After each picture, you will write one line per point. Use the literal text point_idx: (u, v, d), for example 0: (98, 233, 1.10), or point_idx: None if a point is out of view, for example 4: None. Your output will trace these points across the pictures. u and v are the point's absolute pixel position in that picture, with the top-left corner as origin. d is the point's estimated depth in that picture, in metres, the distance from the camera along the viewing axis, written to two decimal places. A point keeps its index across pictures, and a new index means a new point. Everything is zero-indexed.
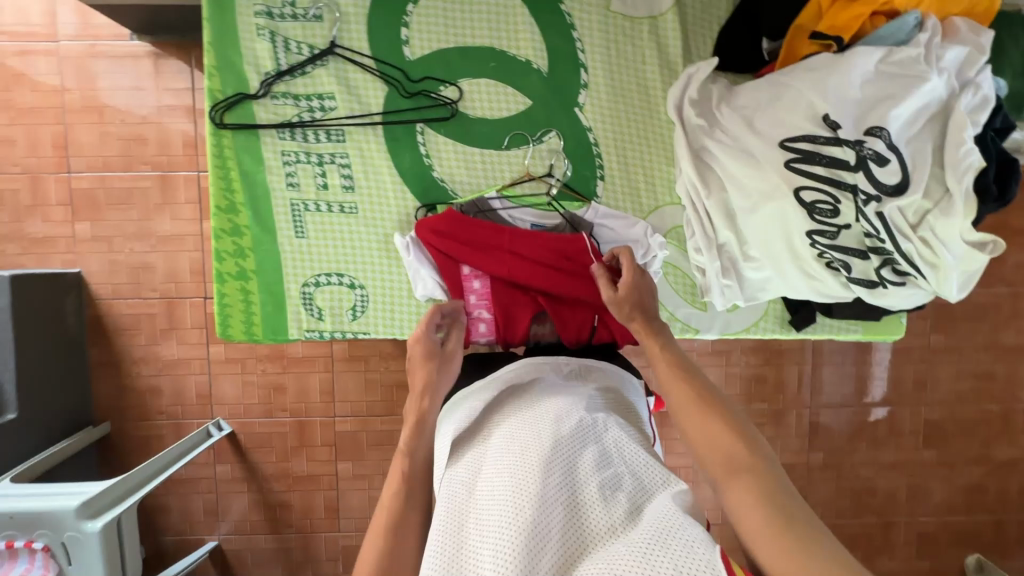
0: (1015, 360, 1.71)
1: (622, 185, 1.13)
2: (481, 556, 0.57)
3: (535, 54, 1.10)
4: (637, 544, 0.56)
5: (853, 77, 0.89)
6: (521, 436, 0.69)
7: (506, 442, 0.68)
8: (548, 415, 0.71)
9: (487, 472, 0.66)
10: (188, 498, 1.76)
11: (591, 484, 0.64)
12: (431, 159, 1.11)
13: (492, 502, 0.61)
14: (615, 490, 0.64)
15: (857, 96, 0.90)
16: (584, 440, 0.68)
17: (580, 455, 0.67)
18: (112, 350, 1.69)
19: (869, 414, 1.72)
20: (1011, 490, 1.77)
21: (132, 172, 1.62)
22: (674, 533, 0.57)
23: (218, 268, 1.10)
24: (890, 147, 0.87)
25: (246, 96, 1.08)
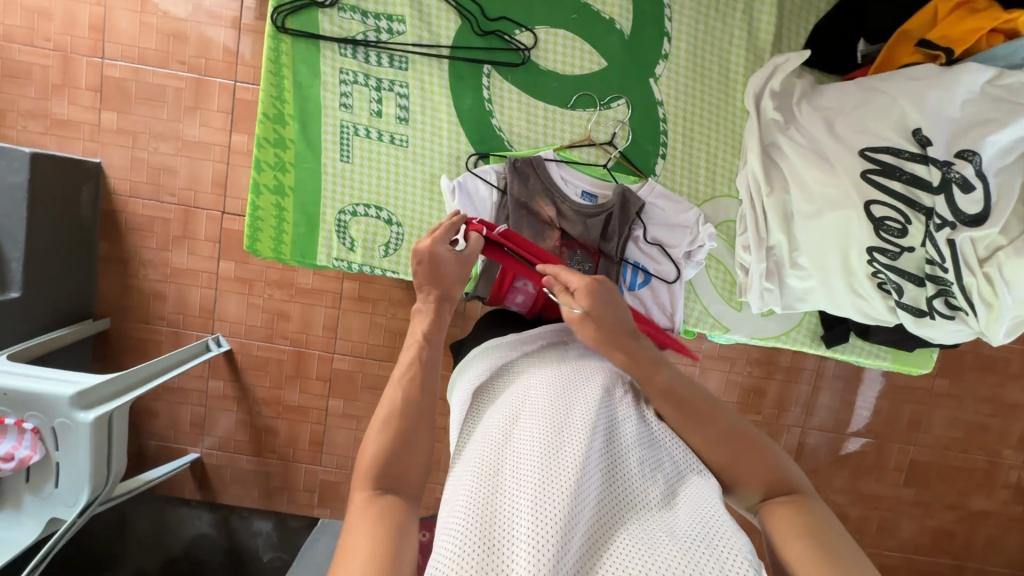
0: (1013, 416, 1.71)
1: (682, 168, 1.09)
2: (518, 510, 0.56)
3: (620, 13, 1.04)
4: (679, 531, 0.56)
5: (955, 93, 0.85)
6: (567, 401, 0.68)
7: (551, 400, 0.68)
8: (593, 390, 0.70)
9: (529, 423, 0.65)
10: (177, 407, 1.76)
11: (634, 461, 0.64)
12: (493, 105, 1.07)
13: (535, 453, 0.61)
14: (655, 473, 0.64)
15: (954, 115, 0.86)
16: (628, 418, 0.69)
17: (624, 430, 0.67)
18: (122, 247, 1.66)
19: (860, 444, 1.73)
20: (978, 540, 1.80)
21: (167, 70, 1.56)
22: (719, 524, 0.57)
23: (255, 178, 1.06)
24: (978, 174, 0.83)
25: (312, 2, 1.02)
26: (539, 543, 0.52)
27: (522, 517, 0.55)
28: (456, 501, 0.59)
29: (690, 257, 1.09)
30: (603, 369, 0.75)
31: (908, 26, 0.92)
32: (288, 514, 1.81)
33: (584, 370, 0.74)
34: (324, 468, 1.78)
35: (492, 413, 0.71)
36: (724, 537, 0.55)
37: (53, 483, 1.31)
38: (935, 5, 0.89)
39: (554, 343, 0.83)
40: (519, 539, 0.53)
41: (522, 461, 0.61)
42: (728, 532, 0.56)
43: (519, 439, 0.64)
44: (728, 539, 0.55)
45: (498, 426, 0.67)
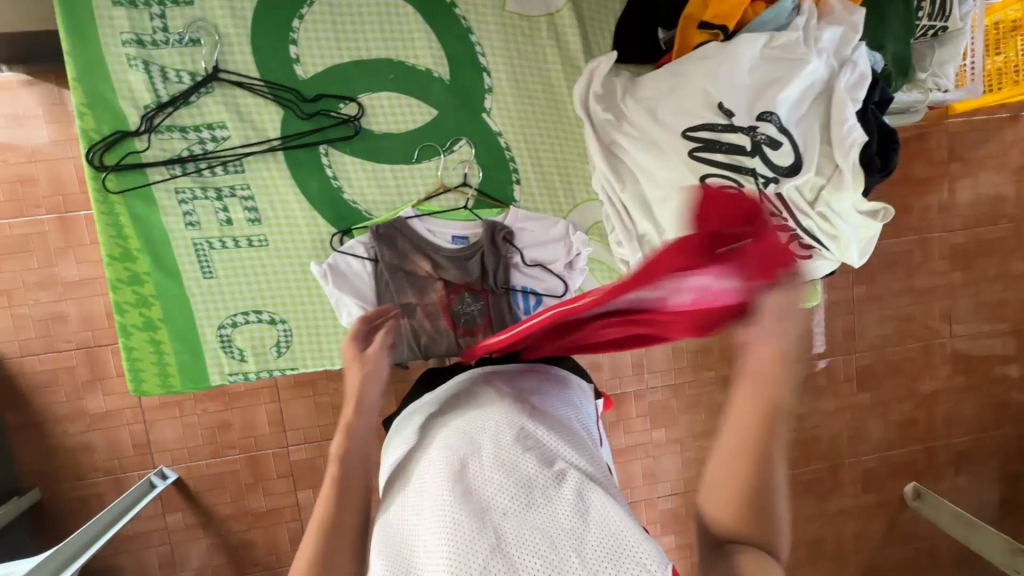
0: (931, 300, 1.78)
1: (538, 186, 1.13)
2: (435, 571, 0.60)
3: (434, 62, 1.07)
4: (588, 555, 0.59)
5: (740, 63, 0.92)
6: (475, 440, 0.72)
7: (452, 457, 0.71)
8: (496, 425, 0.74)
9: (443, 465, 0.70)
10: (141, 554, 1.66)
11: (540, 481, 0.66)
12: (340, 180, 1.07)
13: (440, 514, 0.64)
14: (560, 480, 0.67)
15: (747, 81, 0.93)
16: (529, 441, 0.71)
17: (523, 454, 0.69)
18: (31, 411, 1.56)
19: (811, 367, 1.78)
20: (939, 419, 1.86)
21: (25, 217, 1.47)
22: (624, 537, 0.61)
23: (120, 321, 1.02)
24: (781, 131, 0.92)
25: (126, 133, 1.00)
26: None
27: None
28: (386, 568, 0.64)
29: (572, 266, 1.12)
30: (502, 408, 0.78)
31: (688, 10, 0.98)
32: None
33: (481, 418, 0.76)
34: None
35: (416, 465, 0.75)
36: (626, 553, 0.59)
37: None
38: None
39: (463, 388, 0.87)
40: None
41: (430, 527, 0.64)
42: (633, 546, 0.60)
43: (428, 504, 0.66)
44: (630, 550, 0.59)
45: (404, 501, 0.70)
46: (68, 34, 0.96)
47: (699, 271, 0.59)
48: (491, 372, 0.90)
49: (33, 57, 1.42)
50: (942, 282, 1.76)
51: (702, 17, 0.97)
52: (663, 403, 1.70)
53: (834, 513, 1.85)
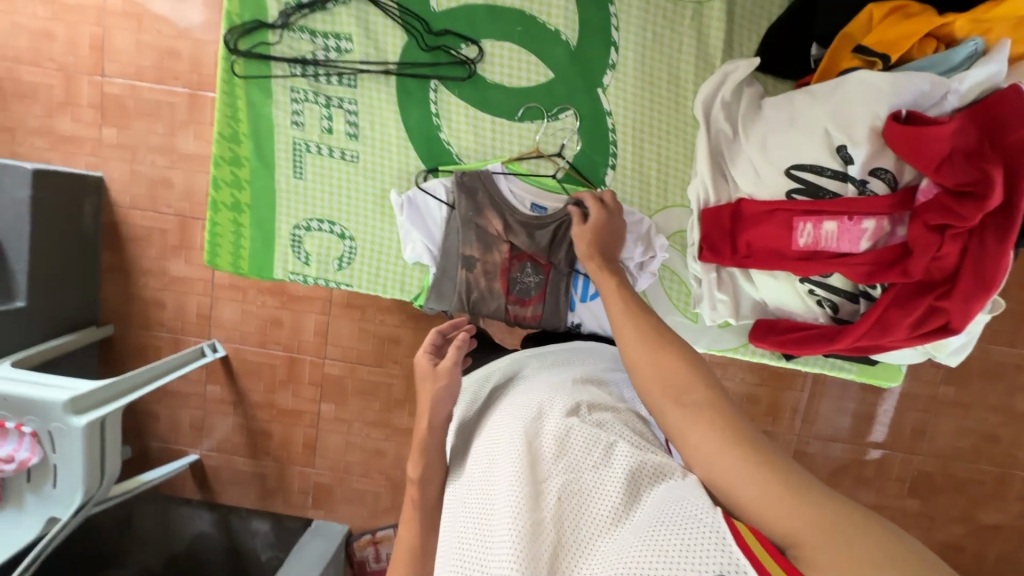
0: None
1: (632, 177, 1.08)
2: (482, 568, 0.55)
3: (566, 24, 1.03)
4: (642, 531, 0.51)
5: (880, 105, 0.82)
6: (508, 422, 0.67)
7: (492, 446, 0.67)
8: (531, 406, 0.69)
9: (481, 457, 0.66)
10: (177, 410, 1.83)
11: (589, 453, 0.61)
12: (441, 119, 1.07)
13: (492, 488, 0.61)
14: (612, 452, 0.61)
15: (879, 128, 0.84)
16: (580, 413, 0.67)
17: (574, 426, 0.64)
18: (123, 256, 1.73)
19: (865, 453, 1.62)
20: (991, 555, 1.66)
21: (163, 85, 1.61)
22: (682, 506, 0.52)
23: (213, 196, 1.10)
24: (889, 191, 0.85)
25: (262, 23, 1.05)
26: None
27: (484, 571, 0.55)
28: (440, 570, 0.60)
29: (643, 267, 1.08)
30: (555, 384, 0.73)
31: (849, 29, 0.88)
32: (284, 514, 1.86)
33: (534, 391, 0.72)
34: (317, 471, 1.82)
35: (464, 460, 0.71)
36: (686, 520, 0.50)
37: (52, 484, 1.37)
38: (870, 10, 0.85)
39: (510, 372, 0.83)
40: None
41: (482, 504, 0.61)
42: (691, 513, 0.51)
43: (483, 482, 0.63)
44: (687, 515, 0.51)
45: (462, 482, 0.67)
46: None
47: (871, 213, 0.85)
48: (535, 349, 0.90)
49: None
50: None
51: (862, 40, 0.87)
52: None
53: None
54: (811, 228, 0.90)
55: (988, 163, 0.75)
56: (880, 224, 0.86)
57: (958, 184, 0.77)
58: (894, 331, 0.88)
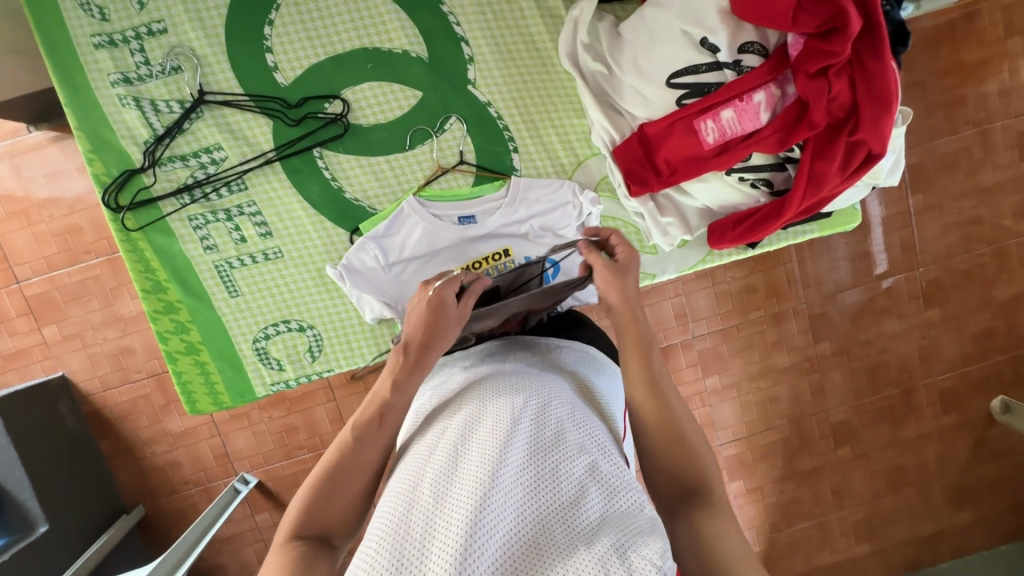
0: (997, 198, 1.60)
1: (538, 151, 1.09)
2: (433, 529, 0.55)
3: (410, 41, 1.03)
4: (599, 546, 0.52)
5: None
6: (501, 404, 0.69)
7: (484, 415, 0.68)
8: (528, 396, 0.70)
9: (467, 427, 0.67)
10: (240, 551, 1.81)
11: (568, 459, 0.63)
12: (339, 181, 1.07)
13: (473, 458, 0.62)
14: (589, 464, 0.63)
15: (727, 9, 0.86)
16: (569, 419, 0.69)
17: (567, 430, 0.67)
18: (119, 438, 1.70)
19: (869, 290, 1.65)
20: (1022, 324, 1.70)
21: (79, 264, 1.59)
22: (639, 536, 0.55)
23: (165, 349, 1.08)
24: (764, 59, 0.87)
25: (133, 171, 1.03)
26: (454, 542, 0.53)
27: (437, 530, 0.55)
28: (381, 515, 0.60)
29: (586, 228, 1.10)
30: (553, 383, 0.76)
31: None
32: None
33: (531, 383, 0.74)
34: None
35: (439, 421, 0.72)
36: (644, 552, 0.52)
37: None
38: None
39: (493, 357, 0.84)
40: (433, 549, 0.53)
41: (455, 471, 0.61)
42: (650, 549, 0.53)
43: (457, 443, 0.65)
44: (644, 546, 0.53)
45: (431, 435, 0.69)
46: (61, 84, 0.99)
47: (756, 86, 0.87)
48: (517, 347, 0.88)
49: (53, 114, 1.50)
50: (1009, 174, 1.58)
51: None
52: (713, 349, 1.66)
53: (912, 438, 1.75)
54: (712, 124, 0.92)
55: None
56: (770, 93, 0.88)
57: (819, 26, 0.80)
58: (828, 181, 0.90)
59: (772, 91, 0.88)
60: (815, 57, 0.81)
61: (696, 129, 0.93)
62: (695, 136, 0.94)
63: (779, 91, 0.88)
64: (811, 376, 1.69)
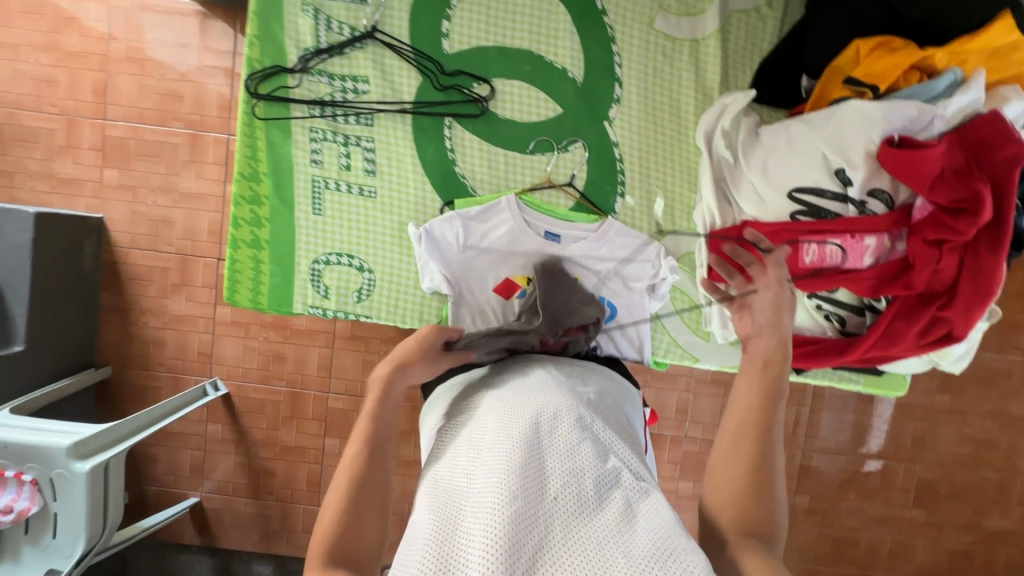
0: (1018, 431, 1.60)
1: (641, 204, 1.13)
2: (471, 542, 0.59)
3: (571, 62, 1.10)
4: (634, 557, 0.57)
5: (872, 131, 0.89)
6: (524, 419, 0.74)
7: (507, 430, 0.72)
8: (545, 412, 0.76)
9: (491, 441, 0.72)
10: (177, 452, 1.79)
11: (590, 469, 0.68)
12: (455, 154, 1.12)
13: (501, 470, 0.66)
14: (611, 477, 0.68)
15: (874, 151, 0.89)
16: (588, 432, 0.74)
17: (583, 441, 0.72)
18: (123, 297, 1.72)
19: (863, 464, 1.63)
20: (997, 562, 1.67)
21: (165, 127, 1.64)
22: (671, 538, 0.60)
23: (232, 233, 1.11)
24: (887, 208, 0.91)
25: (282, 68, 1.09)
26: (495, 555, 0.56)
27: (475, 544, 0.58)
28: (420, 534, 0.63)
29: (654, 291, 1.12)
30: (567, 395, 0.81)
31: (837, 63, 0.96)
32: (289, 557, 1.82)
33: (548, 401, 0.79)
34: None
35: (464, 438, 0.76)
36: (676, 556, 0.57)
37: (52, 533, 1.34)
38: (857, 45, 0.93)
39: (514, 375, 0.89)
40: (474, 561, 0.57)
41: (485, 481, 0.65)
42: (683, 552, 0.58)
43: (486, 460, 0.69)
44: (678, 554, 0.58)
45: (456, 451, 0.74)
46: None
47: (870, 230, 0.91)
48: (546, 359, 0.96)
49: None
50: None
51: (851, 72, 0.94)
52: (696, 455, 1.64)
53: None
54: (814, 247, 0.96)
55: (977, 181, 0.82)
56: (880, 242, 0.92)
57: (950, 201, 0.84)
58: (901, 341, 0.93)
59: (882, 240, 0.92)
60: (938, 227, 0.85)
61: (796, 245, 0.97)
62: (793, 251, 0.98)
63: (889, 242, 0.92)
64: None
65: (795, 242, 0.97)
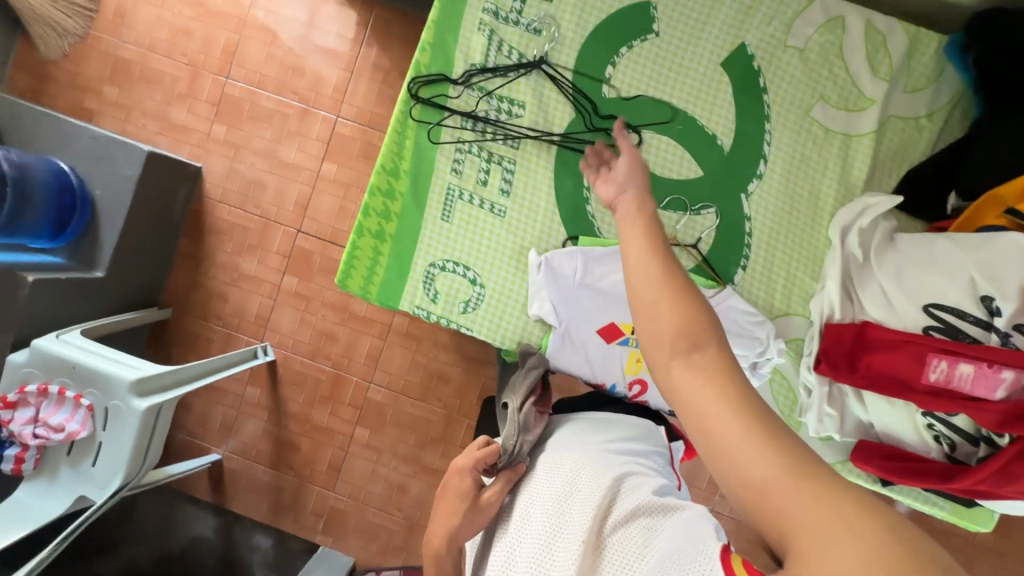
0: None
1: (761, 280, 1.14)
2: None
3: (723, 131, 1.12)
4: None
5: None
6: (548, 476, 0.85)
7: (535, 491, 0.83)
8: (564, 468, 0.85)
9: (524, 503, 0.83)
10: (211, 406, 1.78)
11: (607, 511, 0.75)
12: (590, 193, 1.14)
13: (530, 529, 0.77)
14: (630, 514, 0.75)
15: None
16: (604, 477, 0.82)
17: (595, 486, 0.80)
18: (200, 245, 1.77)
19: None
20: None
21: (280, 97, 1.71)
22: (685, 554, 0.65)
23: (360, 220, 1.14)
24: None
25: (447, 78, 1.14)
26: None
27: None
28: None
29: (755, 368, 1.12)
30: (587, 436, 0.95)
31: (1000, 191, 0.96)
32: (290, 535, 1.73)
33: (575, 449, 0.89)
34: (336, 495, 1.74)
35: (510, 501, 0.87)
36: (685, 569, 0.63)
37: (91, 462, 1.22)
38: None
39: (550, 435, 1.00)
40: None
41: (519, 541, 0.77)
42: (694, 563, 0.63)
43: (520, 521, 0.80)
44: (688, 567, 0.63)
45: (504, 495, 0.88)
46: None
47: (1011, 364, 0.89)
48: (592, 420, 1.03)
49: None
50: None
51: (1014, 204, 0.95)
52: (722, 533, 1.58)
53: None
54: (944, 367, 0.93)
55: None
56: (1018, 377, 0.89)
57: None
58: (1014, 483, 0.91)
59: (1022, 377, 0.89)
60: None
61: (920, 360, 0.95)
62: (917, 366, 0.96)
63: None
64: None
65: (914, 357, 0.96)
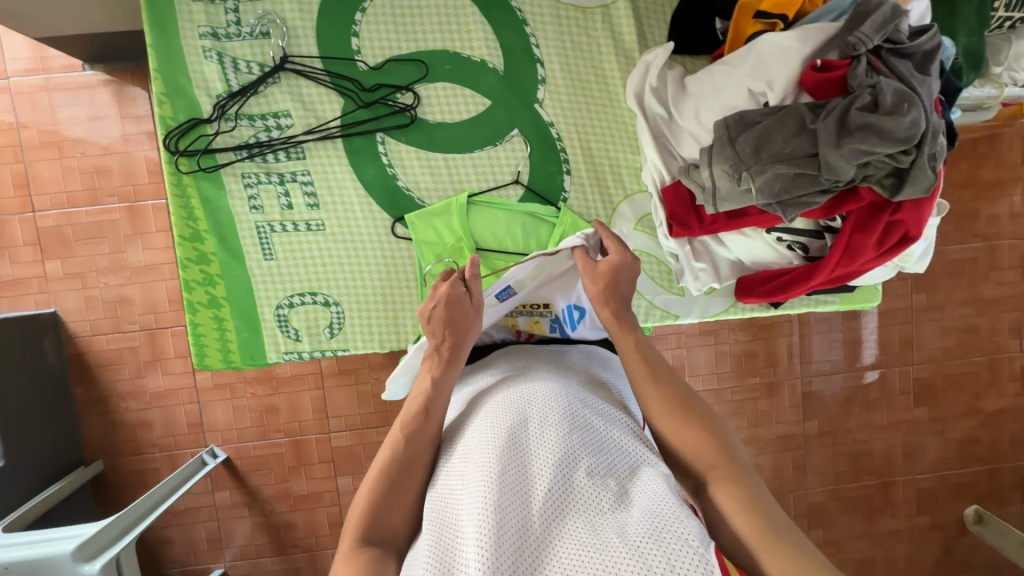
0: (996, 311, 1.66)
1: (589, 178, 1.14)
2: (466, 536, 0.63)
3: (489, 53, 1.08)
4: (629, 537, 0.59)
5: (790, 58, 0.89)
6: (519, 408, 0.77)
7: (500, 426, 0.75)
8: (532, 402, 0.78)
9: (485, 440, 0.74)
10: (191, 528, 1.65)
11: (586, 454, 0.70)
12: (395, 168, 1.10)
13: (483, 477, 0.68)
14: (606, 469, 0.70)
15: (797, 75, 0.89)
16: (578, 417, 0.75)
17: (571, 430, 0.73)
18: (97, 387, 1.59)
19: (860, 377, 1.67)
20: (1004, 440, 1.73)
21: (99, 206, 1.52)
22: (667, 510, 0.63)
23: (187, 297, 1.09)
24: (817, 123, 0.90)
25: (199, 120, 1.06)
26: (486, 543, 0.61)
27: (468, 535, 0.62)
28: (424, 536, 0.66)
29: None
30: (556, 384, 0.82)
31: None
32: None
33: (540, 385, 0.82)
34: None
35: (453, 448, 0.78)
36: (671, 526, 0.60)
37: None
38: None
39: (500, 369, 0.91)
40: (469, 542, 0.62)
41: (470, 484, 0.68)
42: (677, 522, 0.60)
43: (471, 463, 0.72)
44: (676, 528, 0.60)
45: (455, 470, 0.73)
46: (152, 27, 1.02)
47: None
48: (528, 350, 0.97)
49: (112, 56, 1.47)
50: (1010, 291, 1.65)
51: (759, 6, 0.95)
52: None
53: (884, 533, 1.74)
54: None
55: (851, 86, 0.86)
56: None
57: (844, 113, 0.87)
58: (862, 253, 0.94)
59: None
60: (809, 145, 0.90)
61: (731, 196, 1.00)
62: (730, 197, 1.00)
63: None
64: (794, 451, 1.68)
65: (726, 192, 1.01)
